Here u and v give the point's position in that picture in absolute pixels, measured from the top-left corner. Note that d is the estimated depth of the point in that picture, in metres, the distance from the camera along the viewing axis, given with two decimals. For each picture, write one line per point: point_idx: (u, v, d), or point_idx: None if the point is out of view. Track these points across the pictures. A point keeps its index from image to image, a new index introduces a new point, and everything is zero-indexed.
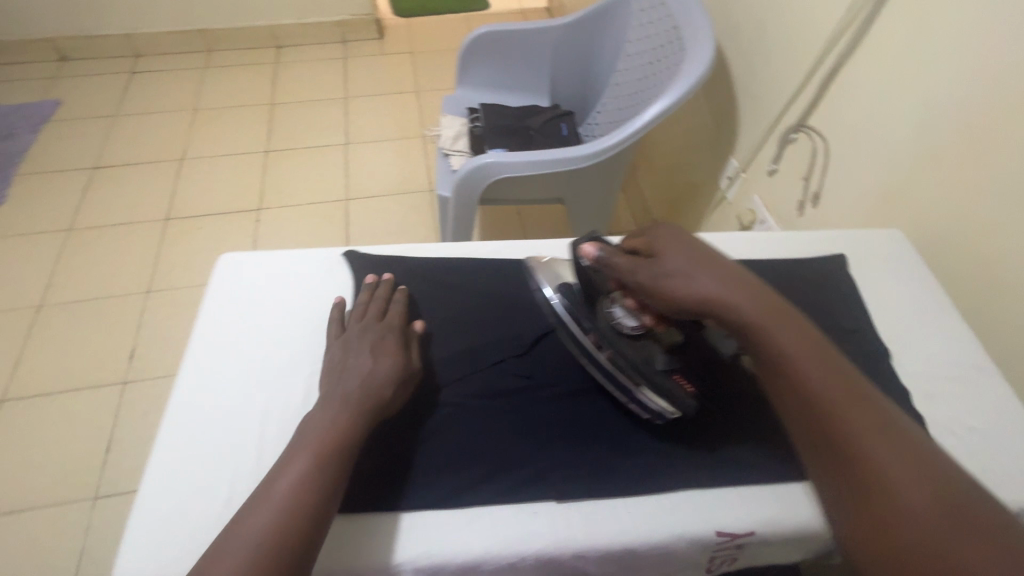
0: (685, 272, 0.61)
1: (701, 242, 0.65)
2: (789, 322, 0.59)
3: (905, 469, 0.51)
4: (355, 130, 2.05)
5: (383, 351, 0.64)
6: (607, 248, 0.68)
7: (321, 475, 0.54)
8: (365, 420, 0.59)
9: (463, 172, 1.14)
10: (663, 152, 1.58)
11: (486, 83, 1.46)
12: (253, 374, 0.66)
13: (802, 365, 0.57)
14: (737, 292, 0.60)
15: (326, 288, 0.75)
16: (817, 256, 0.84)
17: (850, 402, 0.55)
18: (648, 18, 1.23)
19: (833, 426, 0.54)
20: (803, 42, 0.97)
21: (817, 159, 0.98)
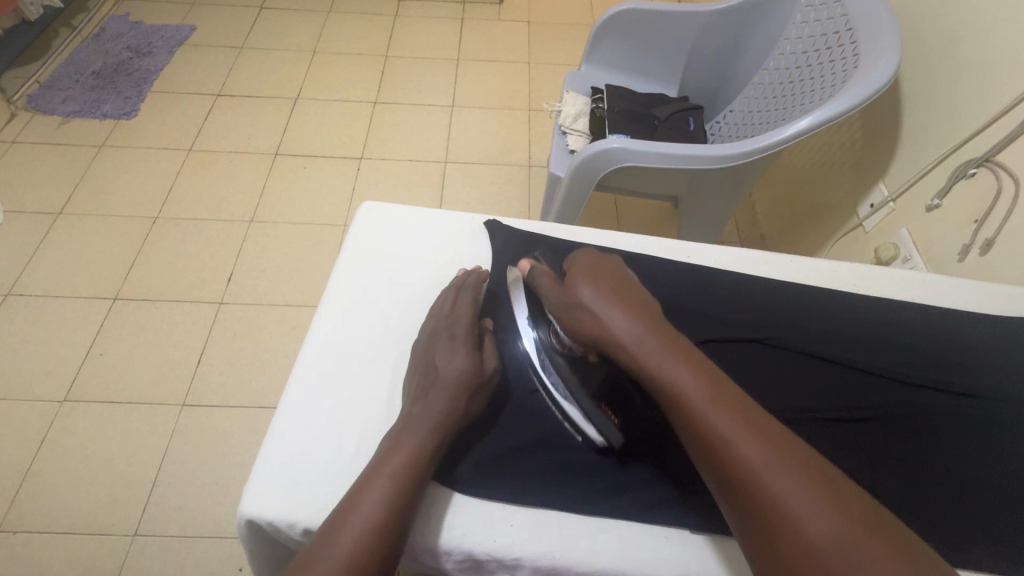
0: (588, 301, 0.58)
1: (622, 270, 0.61)
2: (685, 351, 0.53)
3: (805, 507, 0.43)
4: (462, 92, 2.03)
5: (460, 353, 0.60)
6: (540, 268, 0.65)
7: (404, 482, 0.50)
8: (443, 427, 0.55)
9: (584, 153, 1.09)
10: (791, 165, 1.46)
11: (616, 63, 1.39)
12: (387, 327, 0.65)
13: (688, 393, 0.50)
14: (632, 323, 0.55)
15: (461, 255, 0.73)
16: (998, 317, 0.73)
17: (740, 432, 0.47)
18: (815, 17, 1.11)
19: (721, 467, 0.47)
20: (1011, 68, 0.84)
21: (995, 203, 0.86)
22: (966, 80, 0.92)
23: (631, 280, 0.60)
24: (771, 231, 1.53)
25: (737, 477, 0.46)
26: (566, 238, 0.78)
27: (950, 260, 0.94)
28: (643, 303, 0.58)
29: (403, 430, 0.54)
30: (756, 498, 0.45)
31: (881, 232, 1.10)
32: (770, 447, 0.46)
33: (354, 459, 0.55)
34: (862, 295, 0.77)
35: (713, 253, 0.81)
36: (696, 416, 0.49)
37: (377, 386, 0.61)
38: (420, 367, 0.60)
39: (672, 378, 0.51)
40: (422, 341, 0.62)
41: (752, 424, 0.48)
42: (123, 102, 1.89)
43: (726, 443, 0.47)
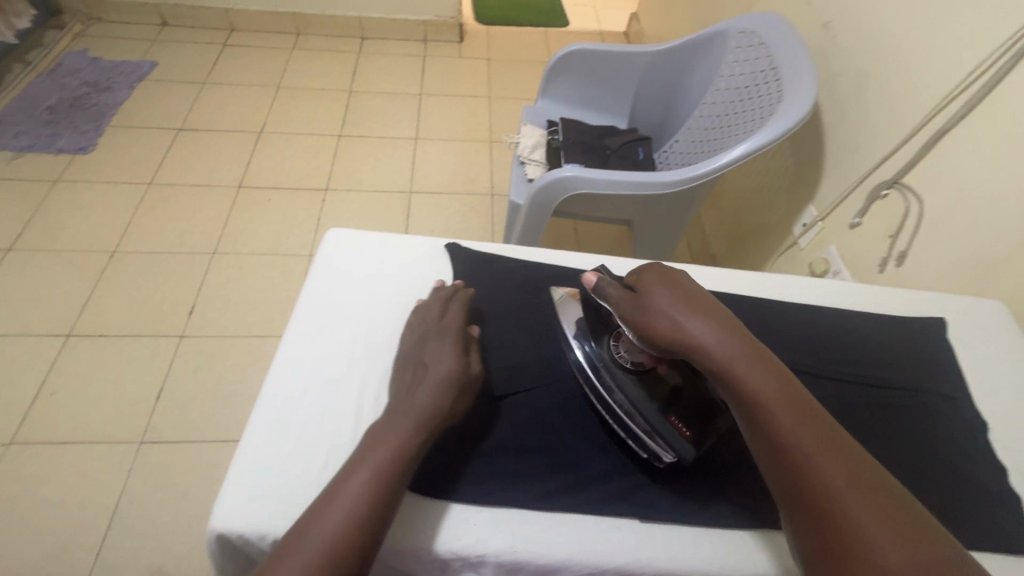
0: (666, 310, 0.58)
1: (692, 282, 0.61)
2: (768, 367, 0.54)
3: (885, 533, 0.44)
4: (426, 125, 2.10)
5: (447, 356, 0.63)
6: (608, 281, 0.65)
7: (386, 475, 0.53)
8: (426, 423, 0.57)
9: (541, 180, 1.16)
10: (734, 189, 1.57)
11: (569, 98, 1.48)
12: (354, 347, 0.68)
13: (767, 403, 0.51)
14: (716, 333, 0.55)
15: (424, 277, 0.77)
16: (914, 317, 0.80)
17: (822, 451, 0.49)
18: (745, 56, 1.24)
19: (798, 477, 0.49)
20: (910, 100, 0.96)
21: (908, 218, 0.96)
22: (874, 112, 1.04)
23: (703, 291, 0.60)
24: (721, 251, 1.62)
25: (815, 490, 0.48)
26: (520, 259, 0.82)
27: (872, 270, 1.04)
28: (718, 311, 0.58)
29: (389, 425, 0.56)
30: (830, 512, 0.46)
31: (815, 247, 1.20)
32: (848, 471, 0.48)
33: (322, 472, 0.57)
34: (790, 300, 0.82)
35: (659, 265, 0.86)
36: (778, 429, 0.50)
37: (345, 402, 0.63)
38: (411, 368, 0.63)
39: (755, 390, 0.52)
40: (413, 347, 0.65)
41: (834, 447, 0.49)
42: (80, 137, 1.87)
43: (806, 456, 0.49)
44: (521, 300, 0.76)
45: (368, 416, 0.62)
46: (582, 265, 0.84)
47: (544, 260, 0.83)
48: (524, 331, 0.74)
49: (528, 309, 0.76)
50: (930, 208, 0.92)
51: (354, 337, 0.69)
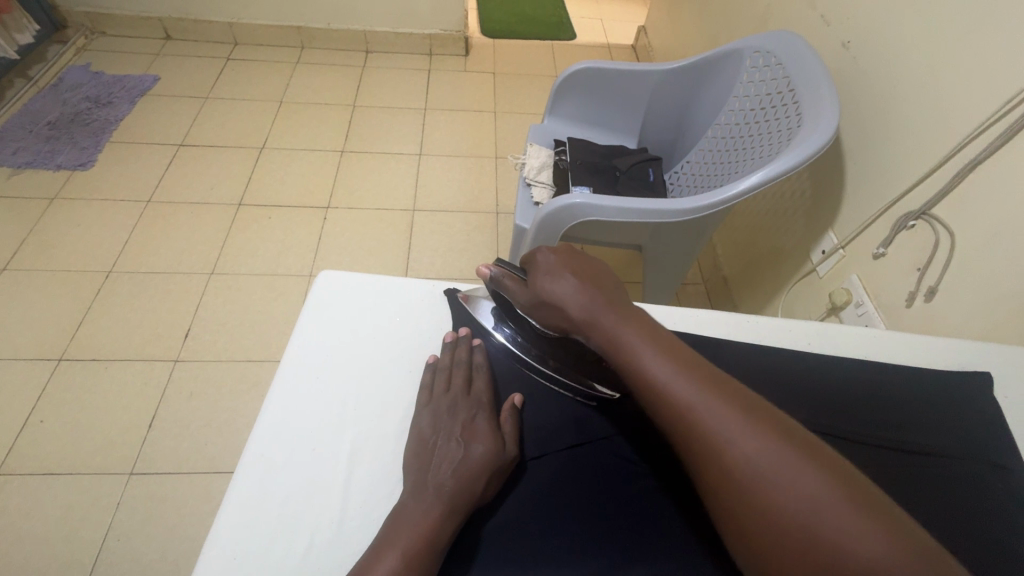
0: (549, 290, 0.58)
1: (572, 251, 0.61)
2: (631, 309, 0.54)
3: (731, 435, 0.42)
4: (430, 141, 2.07)
5: (475, 430, 0.60)
6: (501, 271, 0.65)
7: (412, 569, 0.49)
8: (462, 510, 0.54)
9: (547, 207, 1.12)
10: (746, 213, 1.52)
11: (577, 117, 1.45)
12: (345, 408, 0.64)
13: (637, 356, 0.49)
14: (587, 301, 0.55)
15: (420, 326, 0.72)
16: (953, 370, 0.73)
17: (692, 391, 0.45)
18: (760, 76, 1.18)
19: (672, 428, 0.46)
20: (940, 125, 0.90)
21: (939, 253, 0.90)
22: (900, 138, 0.99)
23: (582, 258, 0.60)
24: (733, 275, 1.58)
25: (688, 434, 0.45)
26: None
27: (898, 305, 0.98)
28: (594, 273, 0.58)
29: (419, 508, 0.53)
30: (689, 436, 0.44)
31: (834, 277, 1.14)
32: (717, 403, 0.44)
33: (305, 557, 0.53)
34: (816, 352, 0.77)
35: (678, 311, 0.81)
36: (634, 367, 0.49)
37: (333, 473, 0.59)
38: (436, 438, 0.60)
39: (625, 341, 0.51)
40: (441, 410, 0.62)
41: (702, 380, 0.46)
42: (80, 153, 1.84)
43: (679, 406, 0.45)
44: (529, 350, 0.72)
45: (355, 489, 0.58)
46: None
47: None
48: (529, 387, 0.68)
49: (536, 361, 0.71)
50: (964, 242, 0.86)
51: (342, 396, 0.64)
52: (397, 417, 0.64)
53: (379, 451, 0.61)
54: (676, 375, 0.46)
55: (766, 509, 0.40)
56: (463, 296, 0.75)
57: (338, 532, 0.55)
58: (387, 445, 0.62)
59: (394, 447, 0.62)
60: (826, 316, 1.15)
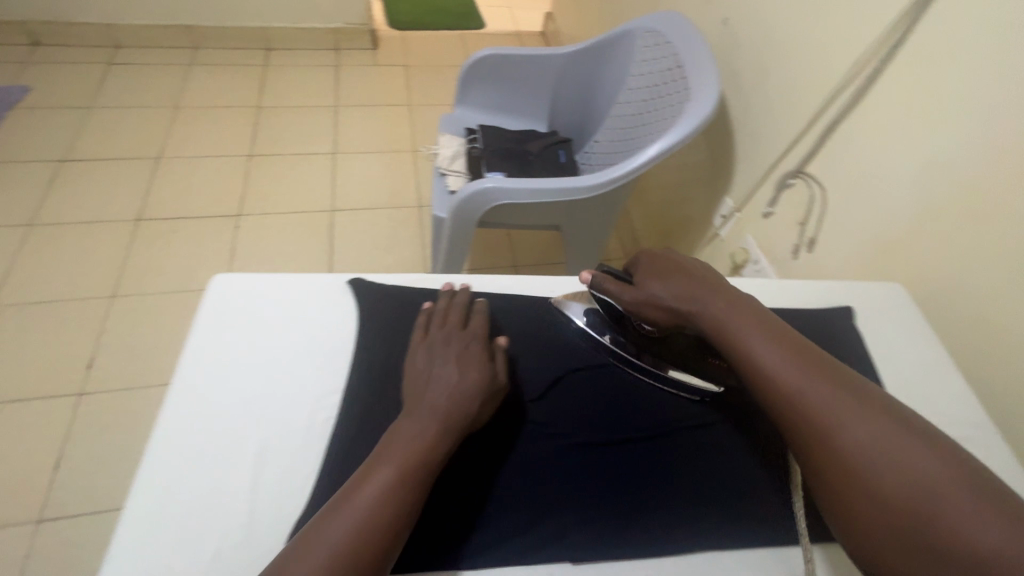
0: (667, 294, 0.67)
1: (685, 261, 0.70)
2: (747, 307, 0.62)
3: (847, 412, 0.52)
4: (344, 139, 2.01)
5: (470, 359, 0.63)
6: (602, 274, 0.73)
7: (410, 480, 0.53)
8: (457, 430, 0.58)
9: (460, 195, 1.13)
10: (656, 186, 1.60)
11: (486, 104, 1.46)
12: (248, 411, 0.62)
13: (762, 360, 0.57)
14: (708, 306, 0.63)
15: (324, 320, 0.71)
16: (821, 308, 0.81)
17: (820, 389, 0.53)
18: (652, 55, 1.24)
19: (792, 418, 0.54)
20: (806, 89, 0.99)
21: (814, 206, 1.00)
22: (775, 104, 1.08)
23: (694, 266, 0.69)
24: (650, 246, 1.66)
25: (811, 426, 0.53)
26: (425, 291, 0.76)
27: (787, 258, 1.08)
28: (705, 275, 0.67)
29: (414, 429, 0.57)
30: (809, 426, 0.53)
31: (733, 238, 1.23)
32: (840, 400, 0.52)
33: (212, 563, 0.52)
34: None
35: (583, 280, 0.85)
36: (746, 354, 0.58)
37: (230, 476, 0.57)
38: (431, 367, 0.62)
39: (748, 344, 0.59)
40: (436, 344, 0.64)
41: (829, 379, 0.54)
42: None
43: (801, 399, 0.53)
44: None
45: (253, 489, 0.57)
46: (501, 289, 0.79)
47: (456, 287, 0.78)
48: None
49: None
50: (835, 193, 0.95)
51: (236, 398, 0.62)
52: (295, 412, 0.63)
53: (287, 449, 0.60)
54: (790, 362, 0.56)
55: (865, 474, 0.49)
56: (560, 300, 0.80)
57: (248, 535, 0.54)
58: (295, 443, 0.60)
59: (292, 442, 0.60)
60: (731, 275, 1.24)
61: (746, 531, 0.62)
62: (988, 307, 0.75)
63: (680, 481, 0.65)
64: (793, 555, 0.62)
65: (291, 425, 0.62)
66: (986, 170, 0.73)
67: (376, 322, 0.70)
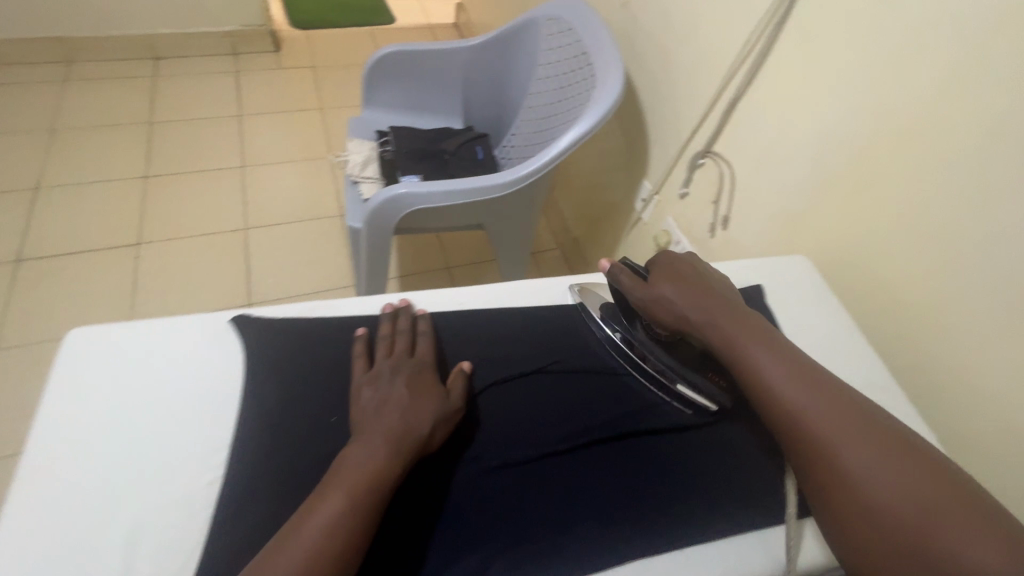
0: (675, 301, 0.68)
1: (697, 269, 0.71)
2: (754, 324, 0.64)
3: (846, 432, 0.55)
4: (252, 150, 1.88)
5: (424, 385, 0.63)
6: (620, 267, 0.74)
7: (360, 509, 0.52)
8: (409, 455, 0.57)
9: (372, 204, 1.08)
10: (579, 174, 1.60)
11: (396, 104, 1.40)
12: (115, 487, 0.55)
13: (767, 376, 0.60)
14: (712, 318, 0.66)
15: (203, 367, 0.64)
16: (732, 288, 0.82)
17: (821, 406, 0.57)
18: (558, 43, 1.22)
19: (795, 432, 0.57)
20: (706, 69, 1.00)
21: (724, 184, 1.02)
22: (679, 85, 1.08)
23: (704, 277, 0.70)
24: (580, 234, 1.66)
25: (812, 441, 0.56)
26: (319, 318, 0.71)
27: (705, 237, 1.09)
28: (717, 289, 0.69)
29: (368, 452, 0.55)
30: (811, 440, 0.56)
31: (655, 221, 1.24)
32: (840, 418, 0.55)
33: None
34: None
35: (501, 286, 0.82)
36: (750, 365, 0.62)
37: (105, 525, 0.53)
38: (383, 392, 0.61)
39: (753, 359, 0.61)
40: (386, 370, 0.63)
41: (830, 396, 0.57)
42: None
43: (803, 414, 0.57)
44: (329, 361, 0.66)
45: (134, 519, 0.53)
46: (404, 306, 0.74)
47: (354, 309, 0.73)
48: (336, 401, 0.63)
49: (339, 372, 0.65)
50: (741, 171, 0.97)
51: (109, 432, 0.58)
52: (179, 439, 0.58)
53: (164, 523, 0.54)
54: (791, 379, 0.59)
55: (855, 486, 0.53)
56: (577, 288, 0.81)
57: None
58: (173, 515, 0.54)
59: (179, 467, 0.57)
60: None
61: (693, 530, 0.61)
62: (887, 270, 0.79)
63: (608, 488, 0.63)
64: (741, 545, 0.62)
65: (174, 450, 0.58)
66: (873, 140, 0.76)
67: (266, 358, 0.64)
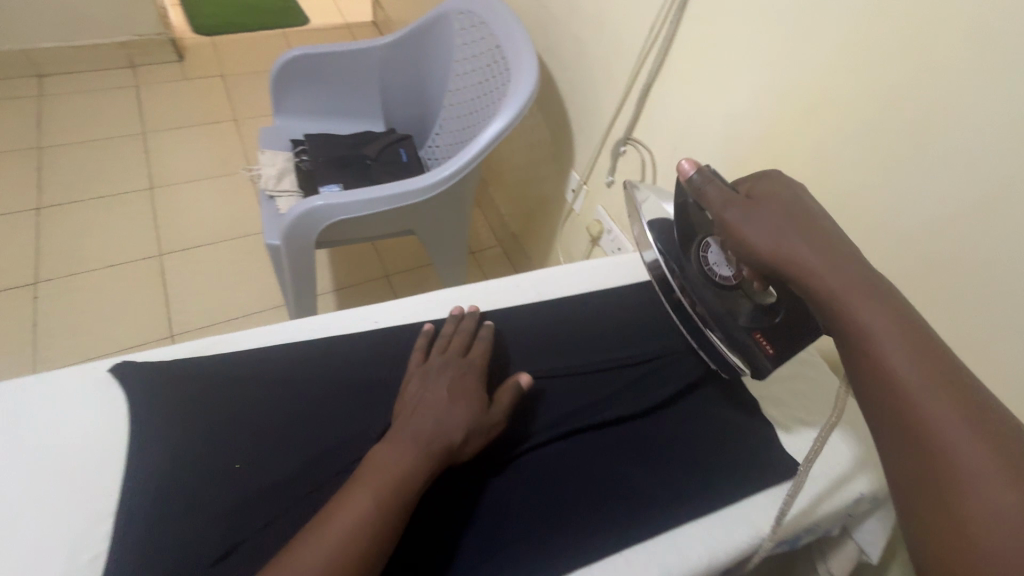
0: (763, 229, 0.53)
1: (801, 201, 0.55)
2: (870, 285, 0.50)
3: (957, 427, 0.42)
4: (161, 169, 1.74)
5: (469, 389, 0.62)
6: (710, 175, 0.59)
7: (388, 510, 0.50)
8: (440, 462, 0.55)
9: (288, 218, 1.01)
10: (510, 169, 1.58)
11: (310, 111, 1.33)
12: None
13: (874, 337, 0.47)
14: (815, 257, 0.51)
15: (79, 426, 0.57)
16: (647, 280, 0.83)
17: (935, 393, 0.43)
18: (472, 37, 1.19)
19: (895, 408, 0.45)
20: (618, 55, 1.00)
21: (647, 169, 1.02)
22: (595, 73, 1.08)
23: (806, 211, 0.54)
24: (518, 229, 1.64)
25: (911, 424, 0.43)
26: (220, 354, 0.65)
27: None
28: (832, 235, 0.53)
29: (400, 454, 0.53)
30: (916, 424, 0.43)
31: (587, 211, 1.24)
32: (964, 419, 0.42)
33: None
34: (547, 301, 0.81)
35: (426, 295, 0.77)
36: (850, 322, 0.48)
37: None
38: (428, 390, 0.60)
39: (858, 317, 0.48)
40: (436, 368, 0.63)
41: (948, 390, 0.43)
42: None
43: (910, 392, 0.44)
44: (233, 397, 0.60)
45: None
46: (317, 334, 0.69)
47: (262, 341, 0.67)
48: (243, 443, 0.57)
49: (247, 409, 0.59)
50: (661, 156, 0.98)
51: None
52: (48, 497, 0.52)
53: None
54: (903, 338, 0.46)
55: (951, 465, 0.41)
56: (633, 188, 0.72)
57: None
58: None
59: (53, 524, 0.51)
60: (592, 247, 1.25)
61: (639, 526, 0.60)
62: None
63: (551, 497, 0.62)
64: (715, 522, 0.63)
65: (34, 503, 0.52)
66: (776, 118, 0.77)
67: (156, 402, 0.58)
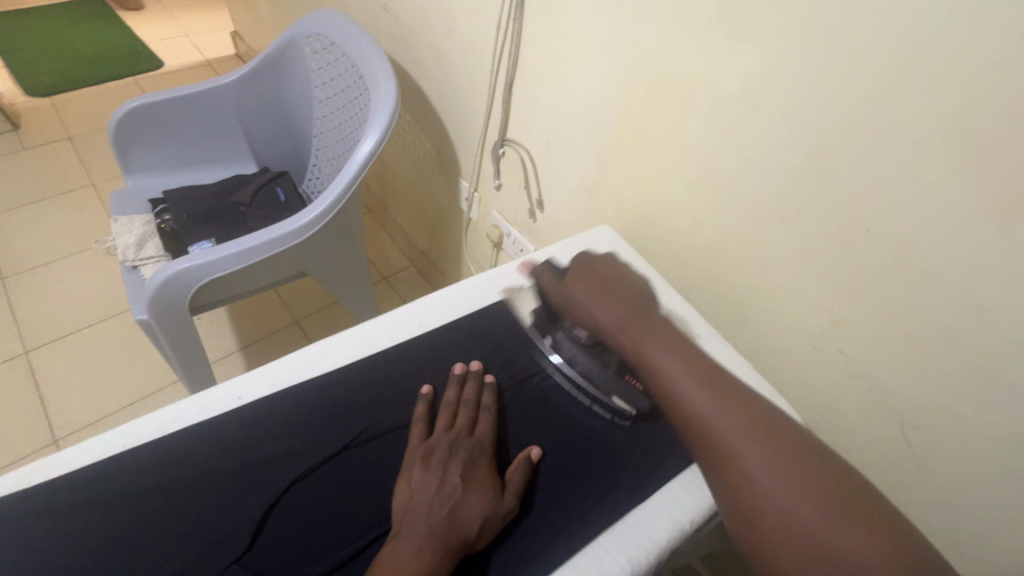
0: (589, 306, 0.67)
1: (619, 277, 0.70)
2: (676, 342, 0.62)
3: (751, 449, 0.52)
4: (11, 256, 1.53)
5: (482, 473, 0.56)
6: (540, 271, 0.73)
7: None
8: (456, 558, 0.50)
9: (150, 288, 0.91)
10: (403, 186, 1.52)
11: (166, 163, 1.21)
12: None
13: (673, 383, 0.59)
14: (623, 321, 0.65)
15: None
16: None
17: (729, 424, 0.54)
18: (325, 61, 1.12)
19: (704, 441, 0.55)
20: (475, 57, 0.98)
21: (527, 167, 1.01)
22: (459, 77, 1.05)
23: (628, 284, 0.69)
24: (426, 246, 1.59)
25: (720, 454, 0.54)
26: (47, 482, 0.54)
27: (528, 222, 1.08)
28: (631, 292, 0.68)
29: (414, 550, 0.49)
30: (721, 454, 0.53)
31: (483, 217, 1.21)
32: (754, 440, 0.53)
33: None
34: (428, 330, 0.71)
35: (295, 354, 0.68)
36: (662, 383, 0.60)
37: None
38: (438, 476, 0.55)
39: (662, 368, 0.60)
40: (441, 448, 0.57)
41: (739, 416, 0.55)
42: None
43: (711, 425, 0.55)
44: (66, 532, 0.50)
45: None
46: (172, 426, 0.60)
47: (107, 448, 0.57)
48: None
49: (88, 539, 0.50)
50: (537, 153, 0.96)
51: None
52: None
53: None
54: (698, 383, 0.58)
55: (753, 488, 0.51)
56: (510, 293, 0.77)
57: None
58: None
59: None
60: (496, 253, 1.23)
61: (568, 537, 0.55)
62: (674, 224, 0.81)
63: None
64: (653, 507, 0.59)
65: None
66: (628, 100, 0.76)
67: None
